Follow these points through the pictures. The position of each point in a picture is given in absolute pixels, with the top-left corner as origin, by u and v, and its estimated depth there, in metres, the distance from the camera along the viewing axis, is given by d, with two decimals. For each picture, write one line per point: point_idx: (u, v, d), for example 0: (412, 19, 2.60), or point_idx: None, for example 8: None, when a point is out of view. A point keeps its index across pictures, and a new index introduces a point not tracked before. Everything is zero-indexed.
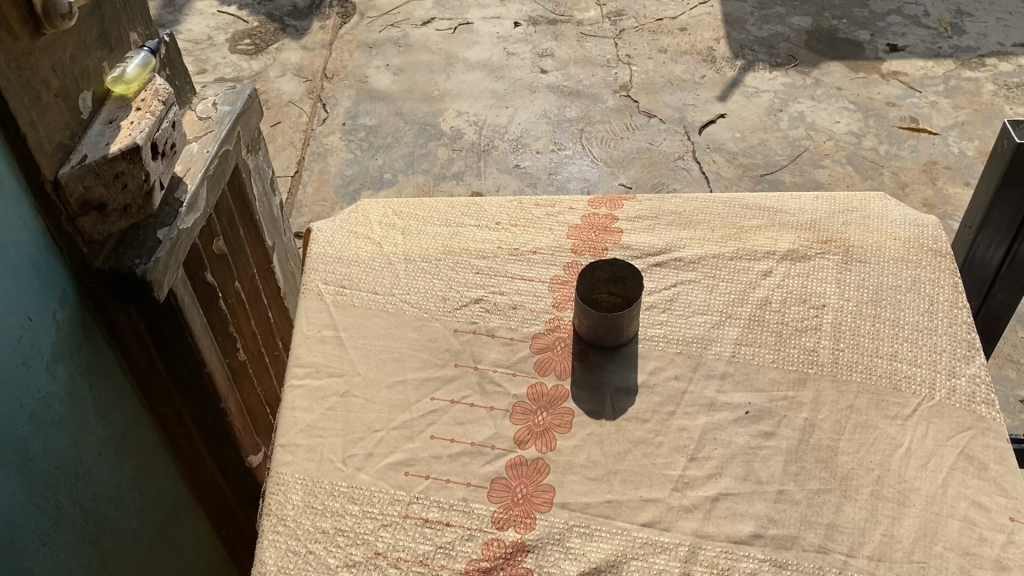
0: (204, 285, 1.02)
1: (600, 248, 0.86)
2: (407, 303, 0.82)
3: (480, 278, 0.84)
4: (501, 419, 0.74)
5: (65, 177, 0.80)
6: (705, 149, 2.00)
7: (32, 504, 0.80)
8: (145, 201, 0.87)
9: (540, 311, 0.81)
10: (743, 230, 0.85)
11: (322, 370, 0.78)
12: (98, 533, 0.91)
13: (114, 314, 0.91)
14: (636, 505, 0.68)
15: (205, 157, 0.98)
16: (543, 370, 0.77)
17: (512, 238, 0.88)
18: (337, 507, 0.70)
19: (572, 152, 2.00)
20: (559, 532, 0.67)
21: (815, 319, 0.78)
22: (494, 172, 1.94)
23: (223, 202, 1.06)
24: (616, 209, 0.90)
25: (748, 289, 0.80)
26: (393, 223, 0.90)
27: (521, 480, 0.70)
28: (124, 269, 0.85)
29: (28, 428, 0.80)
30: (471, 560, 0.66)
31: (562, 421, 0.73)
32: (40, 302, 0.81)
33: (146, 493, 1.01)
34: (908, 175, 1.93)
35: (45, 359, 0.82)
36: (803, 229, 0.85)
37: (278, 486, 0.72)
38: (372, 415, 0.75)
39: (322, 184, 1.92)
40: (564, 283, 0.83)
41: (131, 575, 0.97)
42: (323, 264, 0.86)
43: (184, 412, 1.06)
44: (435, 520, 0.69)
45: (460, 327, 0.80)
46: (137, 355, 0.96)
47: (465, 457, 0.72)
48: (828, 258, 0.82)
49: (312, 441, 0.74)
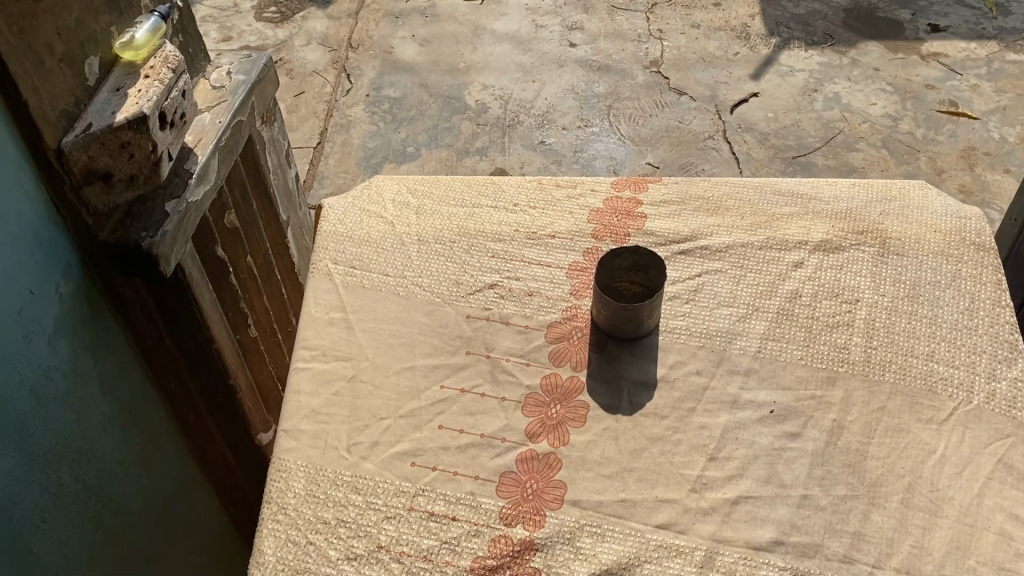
0: (214, 260, 0.99)
1: (622, 233, 0.82)
2: (418, 286, 0.79)
3: (496, 262, 0.81)
4: (513, 411, 0.71)
5: (69, 146, 0.78)
6: (736, 129, 1.94)
7: (32, 481, 0.79)
8: (153, 171, 0.84)
9: (557, 298, 0.78)
10: (775, 218, 0.81)
11: (329, 353, 0.75)
12: (101, 510, 0.89)
13: (121, 288, 0.89)
14: (651, 505, 0.65)
15: (217, 127, 0.95)
16: (558, 360, 0.73)
17: (530, 221, 0.84)
18: (339, 496, 0.67)
19: (598, 129, 1.95)
20: (570, 531, 0.64)
21: (848, 315, 0.74)
22: (518, 148, 1.90)
23: (235, 175, 1.03)
24: (640, 192, 0.86)
25: (777, 281, 0.76)
26: (407, 202, 0.87)
27: (531, 475, 0.67)
28: (130, 242, 0.83)
29: (28, 403, 0.78)
30: (477, 557, 0.63)
31: (577, 415, 0.70)
32: (42, 274, 0.78)
33: (153, 470, 0.99)
34: (945, 161, 1.86)
35: (46, 333, 0.80)
36: (837, 218, 0.80)
37: (280, 473, 0.69)
38: (379, 402, 0.72)
39: (344, 156, 1.89)
40: (583, 269, 0.80)
41: (134, 552, 0.95)
42: (333, 243, 0.83)
43: (192, 389, 1.04)
44: (440, 514, 0.66)
45: (473, 313, 0.77)
46: (144, 330, 0.94)
47: (474, 449, 0.69)
48: (863, 250, 0.78)
49: (316, 427, 0.71)
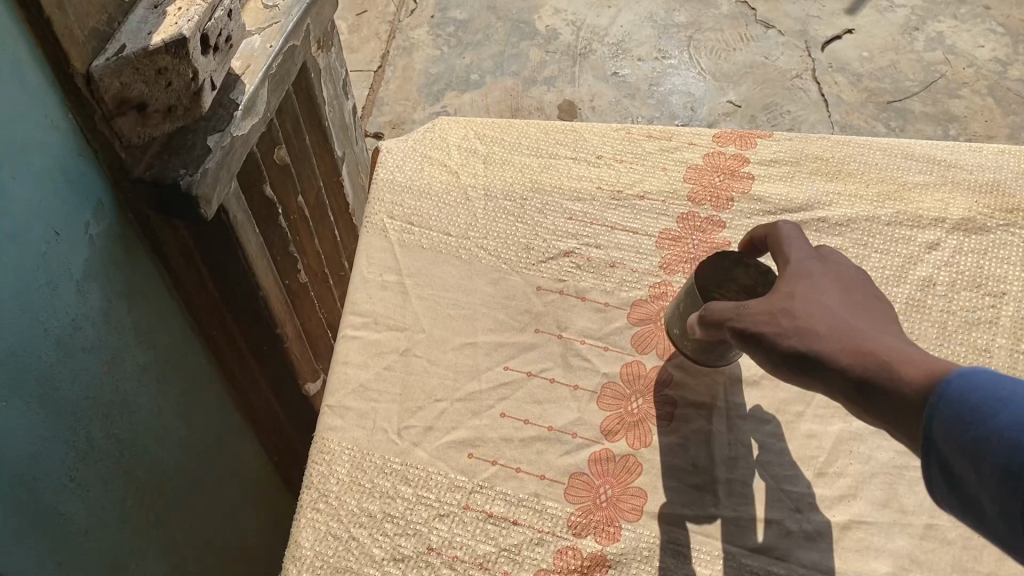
0: (261, 200, 0.91)
1: (724, 197, 0.71)
2: (483, 249, 0.70)
3: (572, 225, 0.71)
4: (587, 402, 0.62)
5: (100, 71, 0.68)
6: (827, 68, 1.76)
7: (58, 436, 0.72)
8: (193, 102, 0.74)
9: (643, 272, 0.68)
10: (906, 188, 0.69)
11: (382, 321, 0.67)
12: (133, 464, 0.83)
13: (158, 228, 0.81)
14: (747, 525, 0.56)
15: (268, 53, 0.85)
16: (642, 346, 0.64)
17: (616, 177, 0.73)
18: (387, 487, 0.59)
19: (677, 61, 1.79)
20: (649, 549, 0.55)
21: (991, 310, 0.62)
22: (589, 79, 1.77)
23: (288, 106, 0.94)
24: (747, 148, 0.74)
25: (908, 265, 0.65)
26: (474, 149, 0.77)
27: (607, 479, 0.58)
28: (167, 180, 0.74)
29: (53, 354, 0.71)
30: (540, 571, 0.55)
31: (661, 412, 0.61)
32: (69, 212, 0.70)
33: (192, 423, 0.93)
34: None
35: (74, 278, 0.72)
36: (981, 191, 0.68)
37: (322, 455, 0.61)
38: (435, 381, 0.63)
39: (406, 82, 1.78)
40: (676, 240, 0.69)
41: (168, 506, 0.90)
42: (390, 193, 0.73)
43: (236, 335, 0.96)
44: (500, 516, 0.58)
45: (545, 285, 0.67)
46: (184, 273, 0.86)
47: (540, 444, 0.60)
48: (1013, 232, 0.65)
49: (365, 405, 0.63)
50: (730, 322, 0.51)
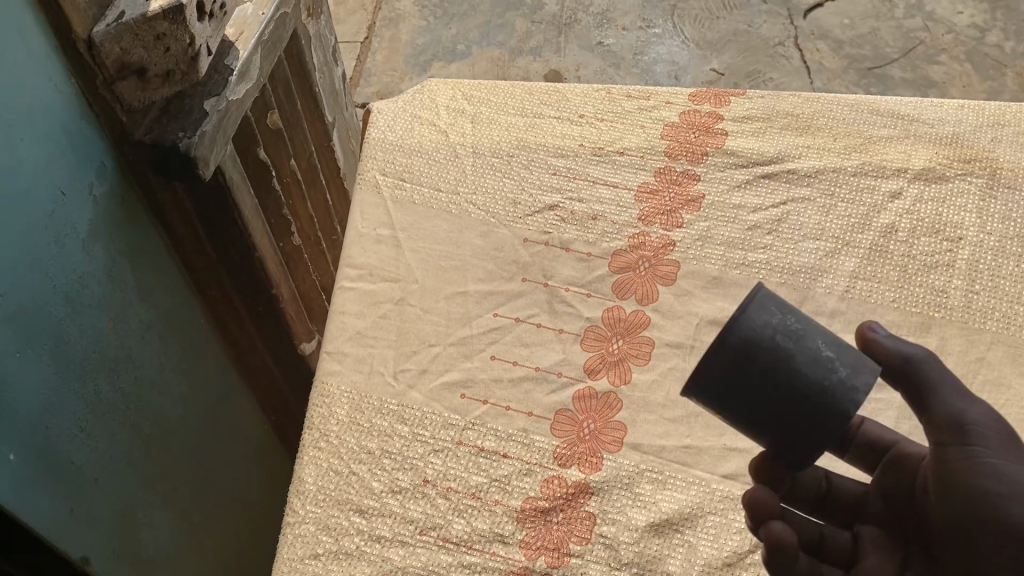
0: (256, 163, 0.94)
1: (699, 152, 0.75)
2: (471, 204, 0.73)
3: (557, 181, 0.74)
4: (571, 344, 0.66)
5: (100, 36, 0.71)
6: (808, 35, 1.78)
7: (71, 390, 0.76)
8: (190, 67, 0.77)
9: (623, 224, 0.71)
10: (871, 140, 0.73)
11: (376, 273, 0.70)
12: (140, 419, 0.87)
13: (158, 190, 0.84)
14: (719, 454, 0.61)
15: (260, 20, 0.88)
16: (621, 292, 0.68)
17: (597, 135, 0.77)
18: (384, 426, 0.64)
19: (661, 30, 1.81)
20: (628, 477, 0.61)
21: (948, 254, 0.66)
22: (574, 50, 1.79)
23: (279, 71, 0.96)
24: (721, 106, 0.78)
25: (871, 214, 0.69)
26: (461, 108, 0.80)
27: (590, 415, 0.63)
28: (167, 143, 0.77)
29: (64, 311, 0.74)
30: (528, 498, 0.60)
31: (640, 352, 0.65)
32: (74, 174, 0.73)
33: (193, 380, 0.97)
34: None
35: (80, 237, 0.75)
36: (941, 144, 0.72)
37: (322, 398, 0.65)
38: (429, 328, 0.67)
39: (393, 52, 1.80)
40: (653, 193, 0.73)
41: (173, 460, 0.94)
42: (382, 151, 0.77)
43: (233, 297, 1.00)
44: (491, 450, 0.62)
45: (531, 237, 0.71)
46: (183, 235, 0.90)
47: (528, 383, 0.65)
48: (970, 181, 0.69)
49: (362, 350, 0.67)
50: (959, 396, 0.48)
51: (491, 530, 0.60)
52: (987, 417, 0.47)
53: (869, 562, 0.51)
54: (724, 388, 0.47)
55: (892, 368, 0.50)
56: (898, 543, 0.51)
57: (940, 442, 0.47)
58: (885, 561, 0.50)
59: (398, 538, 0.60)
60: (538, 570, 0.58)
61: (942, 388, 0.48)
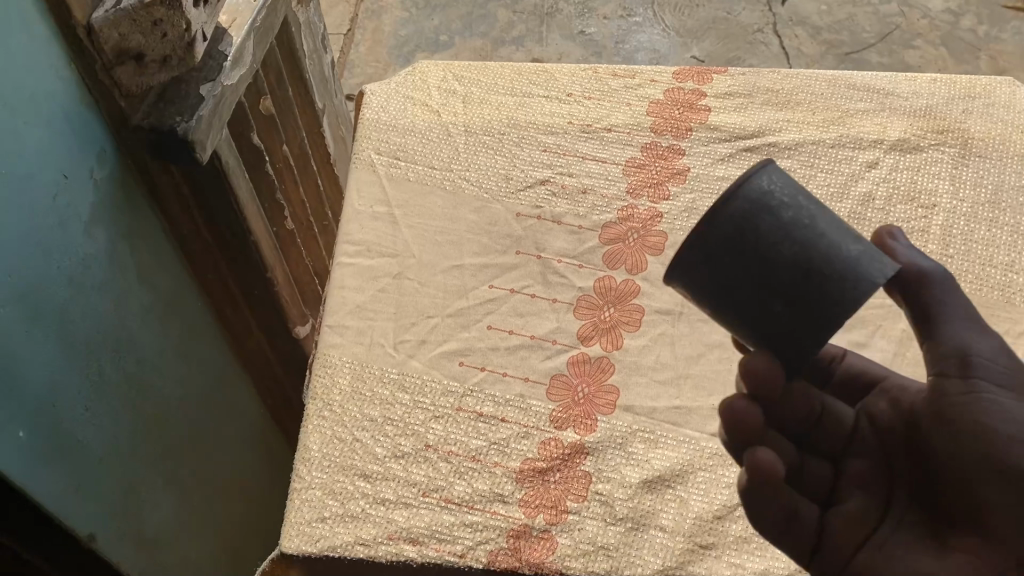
0: (250, 148, 0.96)
1: (683, 127, 0.78)
2: (465, 180, 0.76)
3: (547, 157, 0.77)
4: (565, 313, 0.69)
5: (99, 23, 0.73)
6: (787, 22, 1.79)
7: (75, 370, 0.78)
8: (187, 52, 0.78)
9: (612, 197, 0.74)
10: (848, 114, 0.77)
11: (374, 249, 0.72)
12: (142, 399, 0.89)
13: (155, 173, 0.85)
14: (707, 413, 0.64)
15: (252, 8, 0.90)
16: (612, 262, 0.71)
17: (585, 112, 0.80)
18: (386, 395, 0.66)
19: (642, 19, 1.82)
20: (622, 437, 0.64)
21: (923, 220, 0.69)
22: (557, 39, 1.80)
23: (271, 57, 0.98)
24: (704, 83, 0.81)
25: (849, 183, 0.72)
26: (453, 88, 0.82)
27: (584, 379, 0.66)
28: (165, 127, 0.79)
29: (68, 292, 0.76)
30: (527, 459, 0.63)
31: (631, 319, 0.68)
32: (75, 158, 0.75)
33: (191, 361, 0.99)
34: (1009, 61, 1.70)
35: (83, 220, 0.77)
36: (916, 116, 0.76)
37: (324, 369, 0.67)
38: (426, 300, 0.70)
39: (376, 44, 1.81)
40: (640, 167, 0.76)
41: (173, 439, 0.96)
42: (376, 131, 0.79)
43: (229, 280, 1.02)
44: (489, 415, 0.65)
45: (523, 212, 0.74)
46: (180, 218, 0.91)
47: (524, 351, 0.67)
48: (943, 150, 0.73)
49: (362, 323, 0.69)
50: (969, 324, 0.49)
51: (492, 491, 0.62)
52: (996, 351, 0.49)
53: (854, 503, 0.53)
54: (727, 247, 0.47)
55: (903, 284, 0.51)
56: (882, 488, 0.54)
57: (945, 369, 0.49)
58: (868, 505, 0.53)
59: (402, 500, 0.62)
60: (538, 527, 0.60)
61: (952, 315, 0.50)
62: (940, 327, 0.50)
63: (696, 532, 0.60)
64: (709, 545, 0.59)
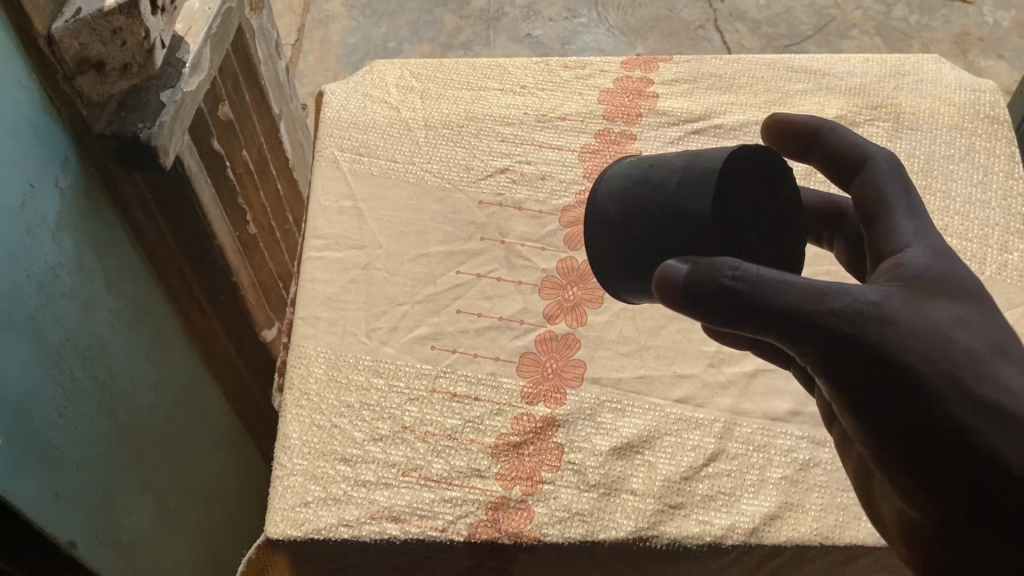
0: (211, 153, 0.97)
1: (634, 114, 0.82)
2: (427, 172, 0.79)
3: (506, 146, 0.80)
4: (530, 293, 0.72)
5: (60, 33, 0.73)
6: (727, 17, 1.83)
7: (48, 375, 0.78)
8: (145, 60, 0.80)
9: (570, 181, 0.78)
10: (788, 95, 0.82)
11: (341, 241, 0.74)
12: (115, 406, 0.90)
13: (120, 181, 0.86)
14: (669, 381, 0.68)
15: (207, 14, 0.91)
16: (572, 244, 0.75)
17: (539, 103, 0.84)
18: (361, 381, 0.68)
19: (587, 19, 1.82)
20: (591, 408, 0.67)
21: None
22: (504, 42, 1.80)
23: (227, 64, 1.00)
24: (651, 71, 0.85)
25: None
26: (410, 85, 0.85)
27: (551, 354, 0.69)
28: (128, 134, 0.80)
29: (39, 299, 0.77)
30: (501, 435, 0.65)
31: (593, 296, 0.72)
32: (40, 168, 0.76)
33: (162, 368, 1.00)
34: (938, 48, 1.76)
35: (50, 227, 0.78)
36: (851, 94, 0.81)
37: (299, 359, 0.69)
38: (396, 288, 0.72)
39: (325, 53, 1.80)
40: (595, 152, 0.80)
41: (145, 445, 0.96)
42: (338, 129, 0.81)
43: (195, 286, 1.03)
44: (463, 395, 0.67)
45: (485, 200, 0.77)
46: (144, 225, 0.92)
47: (493, 332, 0.70)
48: (878, 125, 0.79)
49: (334, 313, 0.71)
50: (805, 298, 0.47)
51: (469, 466, 0.64)
52: (849, 306, 0.48)
53: None
54: None
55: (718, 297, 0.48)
56: None
57: (846, 364, 0.48)
58: None
59: (382, 481, 0.63)
60: (515, 498, 0.63)
61: (782, 293, 0.47)
62: (800, 328, 0.48)
63: (665, 493, 0.63)
64: (678, 505, 0.62)
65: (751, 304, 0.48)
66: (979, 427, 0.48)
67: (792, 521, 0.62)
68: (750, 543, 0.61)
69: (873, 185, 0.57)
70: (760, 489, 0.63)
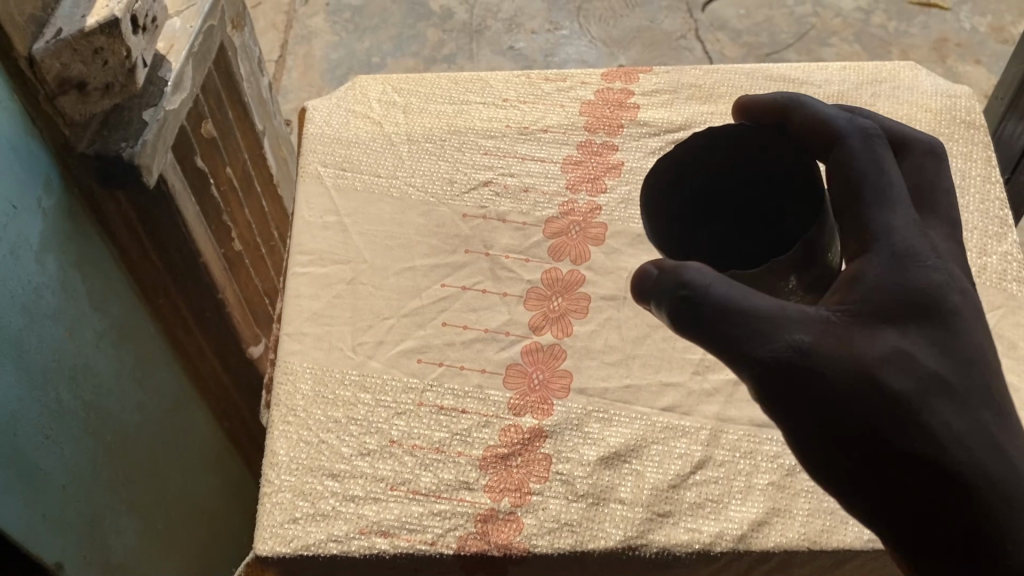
0: (195, 171, 0.97)
1: (615, 125, 0.83)
2: (411, 186, 0.79)
3: (488, 159, 0.81)
4: (515, 305, 0.73)
5: (41, 53, 0.73)
6: (708, 27, 1.84)
7: (33, 398, 0.78)
8: (128, 79, 0.80)
9: (553, 194, 0.79)
10: None
11: (325, 257, 0.74)
12: (99, 427, 0.89)
13: (103, 201, 0.86)
14: (656, 389, 0.68)
15: (189, 33, 0.91)
16: (557, 255, 0.75)
17: (521, 116, 0.84)
18: (348, 396, 0.68)
19: (569, 31, 1.83)
20: (578, 418, 0.67)
21: None
22: (487, 55, 1.81)
23: (209, 82, 1.00)
24: (631, 83, 0.86)
25: None
26: (393, 100, 0.86)
27: (537, 366, 0.69)
28: (111, 153, 0.80)
29: (23, 322, 0.76)
30: (488, 446, 0.66)
31: (578, 307, 0.72)
32: (22, 189, 0.75)
33: (147, 387, 0.99)
34: (917, 54, 1.78)
35: (33, 248, 0.77)
36: (829, 101, 0.82)
37: (286, 375, 0.69)
38: (381, 302, 0.72)
39: (308, 69, 1.81)
40: (578, 164, 0.81)
41: (131, 464, 0.95)
42: (321, 145, 0.82)
43: (181, 304, 1.02)
44: (450, 408, 0.67)
45: (469, 213, 0.77)
46: (128, 244, 0.92)
47: (479, 344, 0.70)
48: None
49: (320, 328, 0.71)
50: (742, 327, 0.48)
51: (457, 479, 0.64)
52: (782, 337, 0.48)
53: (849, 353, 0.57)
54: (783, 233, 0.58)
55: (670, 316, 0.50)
56: None
57: (781, 394, 0.49)
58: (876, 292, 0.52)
59: (371, 496, 0.63)
60: (504, 510, 0.63)
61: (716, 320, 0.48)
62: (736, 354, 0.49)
63: (653, 501, 0.63)
64: (666, 513, 0.63)
65: (694, 321, 0.49)
66: (910, 472, 0.47)
67: (779, 526, 0.62)
68: (738, 550, 0.62)
69: (842, 171, 0.55)
70: (747, 495, 0.64)
